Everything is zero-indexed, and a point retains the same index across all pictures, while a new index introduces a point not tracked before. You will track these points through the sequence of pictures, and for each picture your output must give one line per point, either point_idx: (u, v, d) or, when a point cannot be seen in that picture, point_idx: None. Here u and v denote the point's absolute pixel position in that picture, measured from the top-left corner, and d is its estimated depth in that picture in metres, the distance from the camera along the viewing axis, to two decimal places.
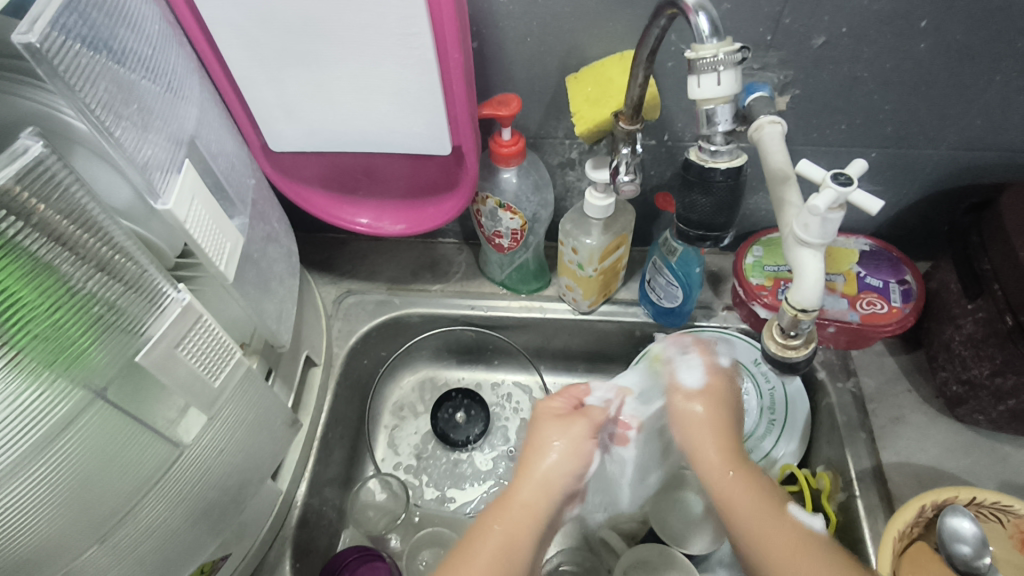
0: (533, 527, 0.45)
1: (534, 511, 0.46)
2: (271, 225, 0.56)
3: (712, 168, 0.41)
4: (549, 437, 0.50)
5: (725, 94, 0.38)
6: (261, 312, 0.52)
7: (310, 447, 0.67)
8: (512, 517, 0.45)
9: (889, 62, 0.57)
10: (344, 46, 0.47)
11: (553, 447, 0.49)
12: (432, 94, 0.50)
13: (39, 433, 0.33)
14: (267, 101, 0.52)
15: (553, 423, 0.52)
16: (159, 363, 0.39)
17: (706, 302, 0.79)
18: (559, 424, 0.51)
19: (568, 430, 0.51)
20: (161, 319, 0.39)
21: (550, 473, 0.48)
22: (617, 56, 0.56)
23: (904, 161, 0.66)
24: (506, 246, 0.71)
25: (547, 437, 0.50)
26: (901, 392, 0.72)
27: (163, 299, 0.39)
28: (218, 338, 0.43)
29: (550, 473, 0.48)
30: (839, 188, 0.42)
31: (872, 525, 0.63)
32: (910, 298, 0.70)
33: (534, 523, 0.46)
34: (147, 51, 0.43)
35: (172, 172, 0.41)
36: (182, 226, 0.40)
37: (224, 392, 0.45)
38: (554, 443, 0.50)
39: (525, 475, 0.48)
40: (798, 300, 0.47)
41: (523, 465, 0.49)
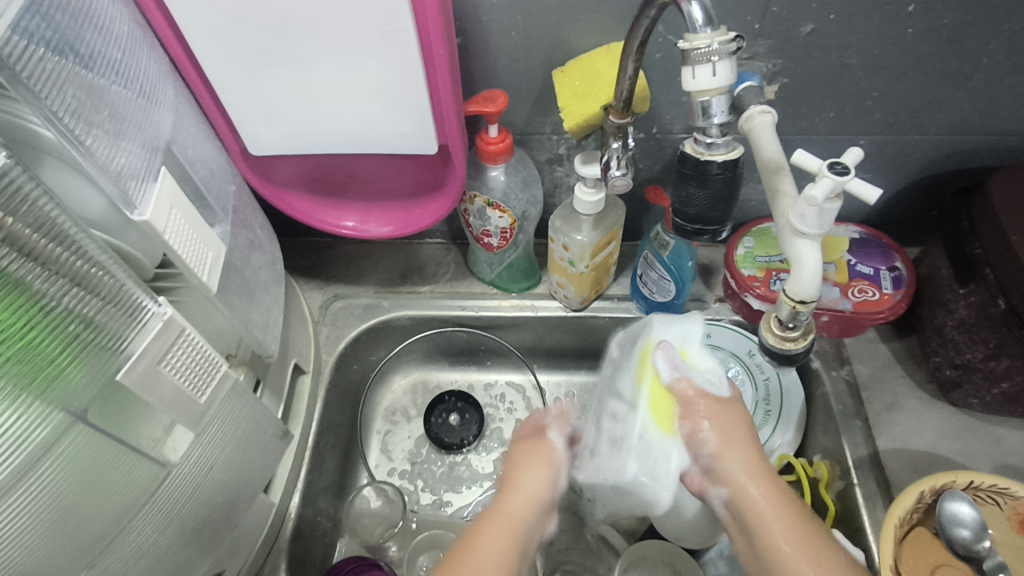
0: (510, 549, 0.42)
1: (516, 527, 0.44)
2: (254, 232, 0.54)
3: (709, 161, 0.39)
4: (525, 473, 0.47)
5: (721, 85, 0.37)
6: (247, 323, 0.50)
7: (302, 458, 0.66)
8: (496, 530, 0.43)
9: (876, 48, 0.57)
10: (324, 44, 0.45)
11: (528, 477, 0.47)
12: (417, 93, 0.49)
13: (20, 459, 0.32)
14: (246, 104, 0.50)
15: (529, 449, 0.49)
16: (143, 381, 0.37)
17: (698, 294, 0.79)
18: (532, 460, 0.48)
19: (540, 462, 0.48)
20: (142, 334, 0.37)
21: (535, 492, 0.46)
22: (605, 48, 0.55)
23: (893, 147, 0.66)
24: (495, 244, 0.70)
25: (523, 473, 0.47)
26: (895, 378, 0.72)
27: (144, 314, 0.37)
28: (203, 351, 0.41)
29: (529, 494, 0.46)
30: (836, 177, 0.41)
31: (872, 513, 0.63)
32: (901, 285, 0.70)
33: (513, 541, 0.43)
34: (118, 54, 0.41)
35: (149, 180, 0.39)
36: (161, 237, 0.39)
37: (212, 408, 0.43)
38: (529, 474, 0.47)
39: (507, 497, 0.45)
40: (796, 291, 0.47)
41: (505, 490, 0.46)
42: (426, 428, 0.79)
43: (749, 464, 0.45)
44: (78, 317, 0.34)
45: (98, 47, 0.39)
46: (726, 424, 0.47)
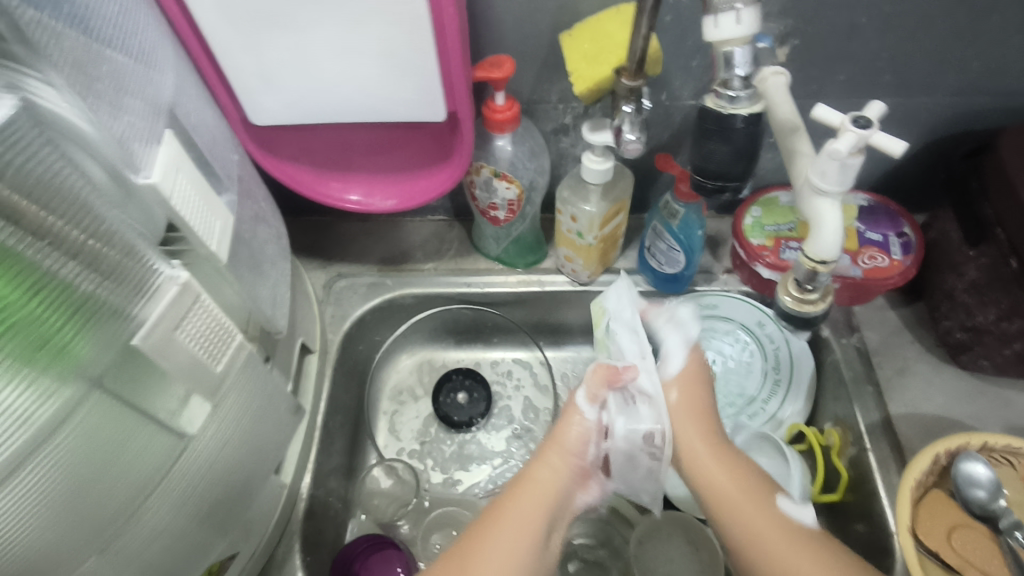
0: (541, 514, 0.45)
1: (547, 491, 0.46)
2: (259, 204, 0.53)
3: (732, 115, 0.38)
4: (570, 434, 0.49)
5: (745, 33, 0.36)
6: (255, 297, 0.49)
7: (311, 438, 0.65)
8: (523, 492, 0.46)
9: (887, 6, 0.56)
10: (328, 3, 0.44)
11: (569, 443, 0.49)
12: (423, 55, 0.47)
13: (28, 434, 0.31)
14: (247, 71, 0.49)
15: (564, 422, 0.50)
16: (158, 348, 0.36)
17: (706, 266, 0.78)
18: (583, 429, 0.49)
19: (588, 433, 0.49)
20: (153, 302, 0.35)
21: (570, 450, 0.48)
22: (615, 10, 0.54)
23: (901, 110, 0.65)
24: (502, 218, 0.69)
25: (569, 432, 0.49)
26: (904, 343, 0.72)
27: (155, 278, 0.36)
28: (218, 319, 0.40)
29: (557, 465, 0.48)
30: (859, 131, 0.40)
31: (885, 477, 0.63)
32: (910, 250, 0.70)
33: (541, 505, 0.45)
34: (115, 12, 0.39)
35: (152, 143, 0.38)
36: (169, 203, 0.37)
37: (227, 377, 0.42)
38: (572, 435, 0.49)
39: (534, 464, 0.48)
40: (816, 251, 0.46)
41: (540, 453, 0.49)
42: (434, 407, 0.78)
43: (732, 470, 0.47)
44: (82, 286, 0.32)
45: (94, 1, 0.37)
46: (698, 417, 0.50)
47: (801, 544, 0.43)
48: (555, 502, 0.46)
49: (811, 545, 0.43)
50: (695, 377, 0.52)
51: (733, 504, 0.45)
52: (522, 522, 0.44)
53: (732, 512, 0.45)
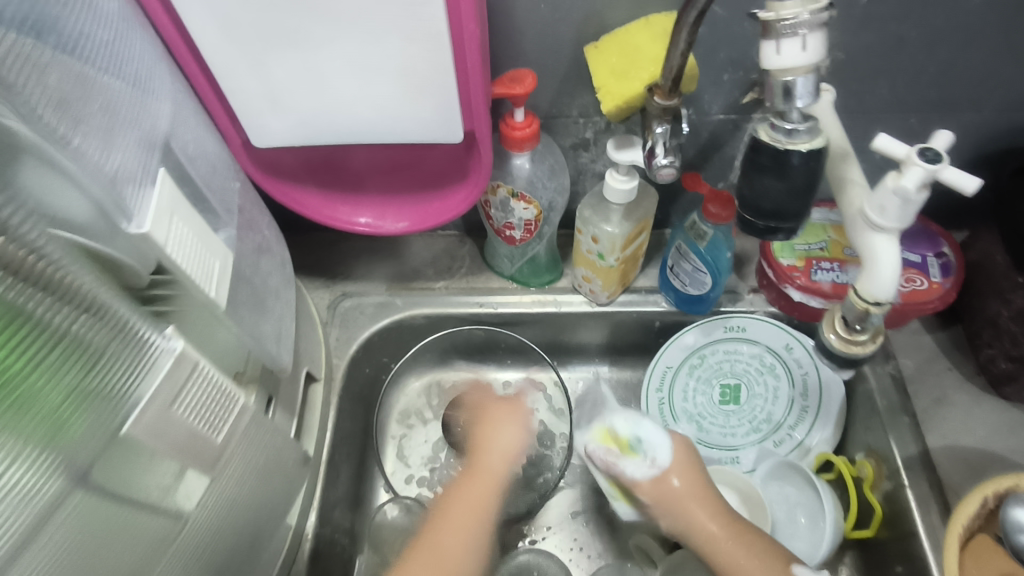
0: (480, 517, 0.55)
1: (496, 483, 0.58)
2: (262, 233, 0.49)
3: (789, 151, 0.34)
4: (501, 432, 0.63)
5: (809, 62, 0.32)
6: (259, 337, 0.45)
7: (318, 473, 0.61)
8: (474, 488, 0.57)
9: (940, 17, 0.51)
10: (336, 20, 0.40)
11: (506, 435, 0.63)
12: (441, 74, 0.43)
13: (20, 524, 0.27)
14: (249, 91, 0.45)
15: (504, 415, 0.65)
16: (153, 427, 0.32)
17: (731, 286, 0.74)
18: (513, 421, 0.64)
19: (519, 424, 0.64)
20: (151, 377, 0.32)
21: (502, 451, 0.61)
22: (642, 22, 0.50)
23: (946, 126, 0.61)
24: (518, 238, 0.65)
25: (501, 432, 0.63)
26: (941, 371, 0.68)
27: (150, 351, 0.32)
28: (218, 384, 0.37)
29: (508, 449, 0.61)
30: (928, 166, 0.36)
31: (925, 516, 0.60)
32: (950, 272, 0.66)
33: (493, 491, 0.58)
34: (106, 38, 0.35)
35: (146, 186, 0.34)
36: (162, 251, 0.34)
37: (228, 450, 0.39)
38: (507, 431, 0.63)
39: (485, 458, 0.60)
40: (870, 291, 0.42)
41: (484, 449, 0.62)
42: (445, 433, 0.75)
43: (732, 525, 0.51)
44: (88, 355, 0.29)
45: (81, 28, 0.33)
46: (690, 474, 0.54)
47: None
48: (498, 490, 0.58)
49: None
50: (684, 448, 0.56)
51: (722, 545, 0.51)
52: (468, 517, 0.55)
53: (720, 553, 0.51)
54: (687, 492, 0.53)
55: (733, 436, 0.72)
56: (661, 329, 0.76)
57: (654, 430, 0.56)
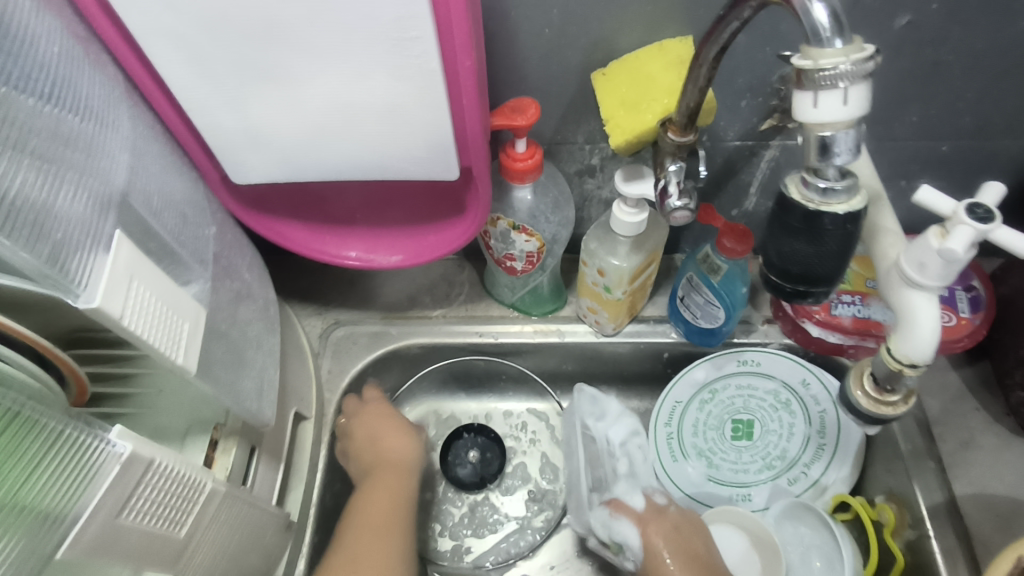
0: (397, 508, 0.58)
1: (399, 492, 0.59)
2: (242, 277, 0.46)
3: (823, 212, 0.30)
4: (382, 433, 0.63)
5: (850, 116, 0.28)
6: (237, 393, 0.42)
7: (307, 518, 0.58)
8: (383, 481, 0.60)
9: (982, 41, 0.47)
10: (317, 55, 0.36)
11: (392, 440, 0.63)
12: (434, 111, 0.39)
13: None
14: (225, 127, 0.41)
15: (383, 419, 0.64)
16: (99, 539, 0.29)
17: (745, 316, 0.70)
18: (389, 423, 0.64)
19: (397, 426, 0.64)
20: (94, 486, 0.28)
21: (402, 462, 0.62)
22: (656, 47, 0.46)
23: (981, 154, 0.56)
24: (520, 269, 0.61)
25: (379, 433, 0.63)
26: (968, 411, 0.64)
27: (94, 456, 0.28)
28: (182, 475, 0.33)
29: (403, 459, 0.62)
30: (977, 225, 0.33)
31: (951, 570, 0.56)
32: (979, 307, 0.62)
33: (397, 499, 0.59)
34: (46, 89, 0.31)
35: (97, 252, 0.30)
36: (119, 324, 0.30)
37: (195, 535, 0.35)
38: (389, 436, 0.63)
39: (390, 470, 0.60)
40: (906, 352, 0.38)
41: (381, 465, 0.61)
42: (444, 469, 0.70)
43: None
44: (26, 457, 0.27)
45: (10, 82, 0.29)
46: (676, 543, 0.56)
47: None
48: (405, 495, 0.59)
49: None
50: (665, 526, 0.58)
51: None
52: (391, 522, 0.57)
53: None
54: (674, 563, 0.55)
55: (745, 472, 0.68)
56: (670, 359, 0.72)
57: (625, 527, 0.60)
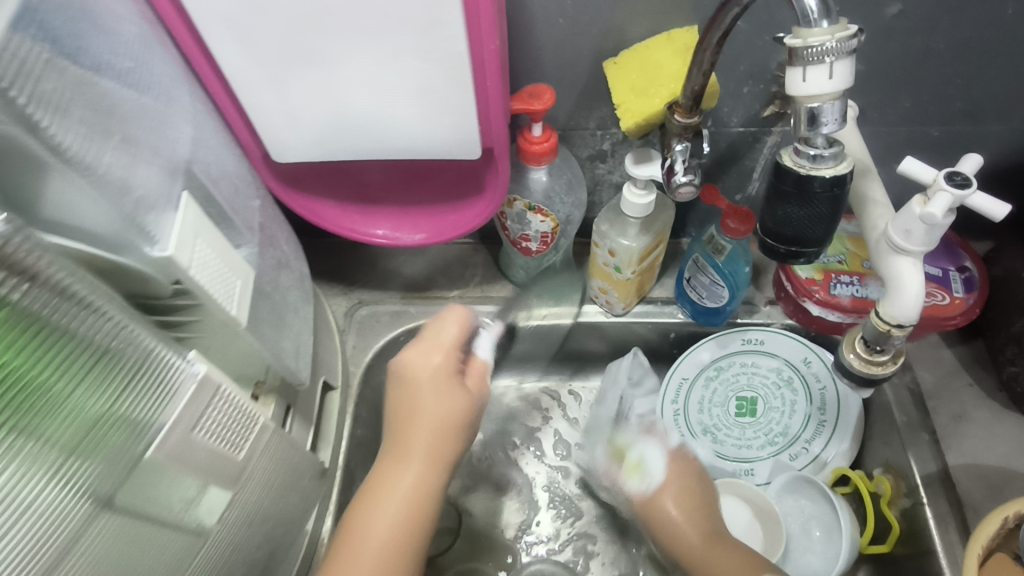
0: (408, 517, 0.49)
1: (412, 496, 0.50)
2: (282, 249, 0.50)
3: (813, 177, 0.34)
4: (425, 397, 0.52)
5: (837, 89, 0.31)
6: (278, 350, 0.46)
7: (334, 479, 0.61)
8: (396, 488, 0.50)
9: (968, 30, 0.50)
10: (356, 40, 0.40)
11: (427, 403, 0.52)
12: (461, 92, 0.43)
13: (50, 545, 0.28)
14: (269, 108, 0.45)
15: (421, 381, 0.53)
16: (176, 451, 0.33)
17: (748, 297, 0.73)
18: (436, 383, 0.53)
19: (440, 388, 0.53)
20: (174, 401, 0.33)
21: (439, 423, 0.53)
22: (664, 36, 0.49)
23: (973, 138, 0.60)
24: (534, 249, 0.65)
25: (423, 395, 0.52)
26: (962, 386, 0.67)
27: (176, 375, 0.33)
28: (239, 405, 0.38)
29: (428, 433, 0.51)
30: (956, 191, 0.36)
31: (943, 534, 0.59)
32: (973, 287, 0.65)
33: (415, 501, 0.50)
34: (126, 66, 0.36)
35: (166, 210, 0.34)
36: (186, 272, 0.34)
37: (250, 463, 0.40)
38: (428, 399, 0.52)
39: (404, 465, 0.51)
40: (893, 313, 0.42)
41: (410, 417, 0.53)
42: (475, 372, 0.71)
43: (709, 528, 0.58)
44: (120, 370, 0.30)
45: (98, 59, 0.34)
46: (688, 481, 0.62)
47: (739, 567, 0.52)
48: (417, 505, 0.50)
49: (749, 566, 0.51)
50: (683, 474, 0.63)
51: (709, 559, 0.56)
52: (398, 512, 0.49)
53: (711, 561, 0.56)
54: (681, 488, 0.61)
55: (748, 448, 0.71)
56: (677, 340, 0.75)
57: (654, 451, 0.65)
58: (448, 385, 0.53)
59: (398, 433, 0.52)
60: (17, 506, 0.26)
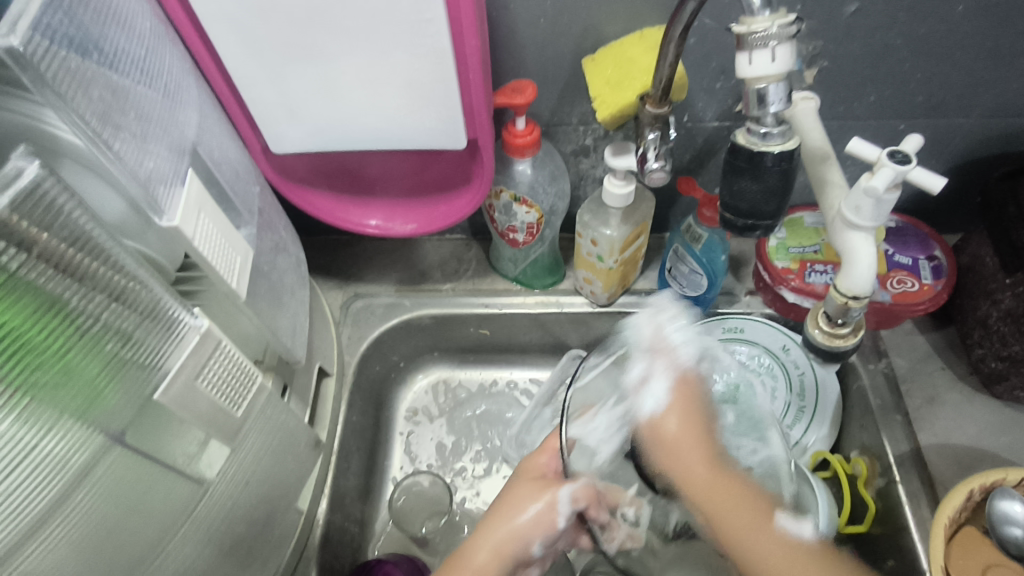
0: None
1: None
2: (278, 233, 0.55)
3: (764, 152, 0.39)
4: (525, 500, 0.48)
5: (779, 71, 0.35)
6: (274, 327, 0.50)
7: (329, 462, 0.63)
8: None
9: (923, 27, 0.54)
10: (347, 36, 0.43)
11: (528, 508, 0.47)
12: (444, 84, 0.46)
13: (59, 485, 0.31)
14: (268, 101, 0.48)
15: (529, 488, 0.49)
16: (180, 397, 0.37)
17: (729, 288, 0.76)
18: (535, 488, 0.49)
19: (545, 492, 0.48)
20: (179, 349, 0.37)
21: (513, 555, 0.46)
22: (637, 35, 0.53)
23: (936, 131, 0.63)
24: (521, 240, 0.68)
25: (522, 500, 0.48)
26: (934, 371, 0.70)
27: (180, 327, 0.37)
28: (237, 363, 0.42)
29: (512, 536, 0.46)
30: (897, 166, 0.40)
31: (916, 510, 0.61)
32: (941, 275, 0.68)
33: None
34: (142, 54, 0.40)
35: (176, 184, 0.38)
36: (190, 244, 0.38)
37: (246, 422, 0.44)
38: (530, 505, 0.47)
39: (484, 550, 0.46)
40: (848, 286, 0.45)
41: (497, 509, 0.49)
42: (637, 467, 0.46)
43: (751, 500, 0.40)
44: (126, 325, 0.34)
45: (123, 45, 0.38)
46: (690, 416, 0.44)
47: (749, 500, 0.40)
48: None
49: (760, 507, 0.40)
50: (689, 398, 0.45)
51: (727, 513, 0.40)
52: None
53: (713, 500, 0.40)
54: (682, 430, 0.43)
55: None
56: None
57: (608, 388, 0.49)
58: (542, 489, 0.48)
59: (492, 515, 0.48)
60: (27, 456, 0.29)
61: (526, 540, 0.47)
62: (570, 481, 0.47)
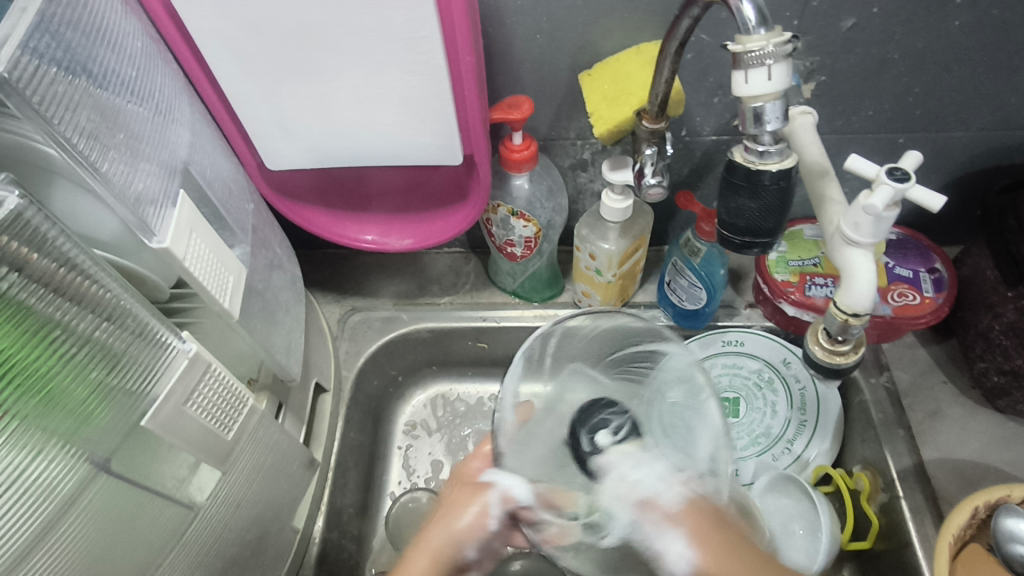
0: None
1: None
2: (274, 250, 0.55)
3: (761, 171, 0.39)
4: (460, 502, 0.45)
5: (776, 89, 0.35)
6: (269, 345, 0.49)
7: (324, 481, 0.63)
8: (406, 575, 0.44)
9: (921, 41, 0.53)
10: (342, 52, 0.43)
11: (466, 507, 0.44)
12: (439, 101, 0.46)
13: (45, 513, 0.31)
14: (262, 118, 0.48)
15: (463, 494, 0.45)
16: (169, 423, 0.36)
17: (729, 301, 0.76)
18: (469, 488, 0.45)
19: (476, 494, 0.44)
20: (166, 374, 0.36)
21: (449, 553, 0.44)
22: (635, 50, 0.52)
23: (935, 145, 0.62)
24: (519, 254, 0.68)
25: (458, 501, 0.45)
26: (936, 384, 0.69)
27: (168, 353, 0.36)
28: (228, 386, 0.41)
29: (448, 539, 0.44)
30: (897, 184, 0.40)
31: (920, 527, 0.60)
32: (942, 287, 0.68)
33: None
34: (133, 73, 0.39)
35: (166, 206, 0.38)
36: (182, 264, 0.37)
37: (237, 443, 0.44)
38: (467, 504, 0.44)
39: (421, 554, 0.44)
40: (849, 303, 0.45)
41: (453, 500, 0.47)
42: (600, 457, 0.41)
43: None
44: (114, 347, 0.33)
45: (113, 65, 0.38)
46: (716, 548, 0.38)
47: None
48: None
49: None
50: (703, 525, 0.39)
51: None
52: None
53: None
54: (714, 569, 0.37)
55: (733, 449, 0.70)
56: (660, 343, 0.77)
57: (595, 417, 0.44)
58: (472, 492, 0.45)
59: (434, 517, 0.46)
60: (16, 483, 0.29)
61: (463, 543, 0.44)
62: (495, 484, 0.43)
